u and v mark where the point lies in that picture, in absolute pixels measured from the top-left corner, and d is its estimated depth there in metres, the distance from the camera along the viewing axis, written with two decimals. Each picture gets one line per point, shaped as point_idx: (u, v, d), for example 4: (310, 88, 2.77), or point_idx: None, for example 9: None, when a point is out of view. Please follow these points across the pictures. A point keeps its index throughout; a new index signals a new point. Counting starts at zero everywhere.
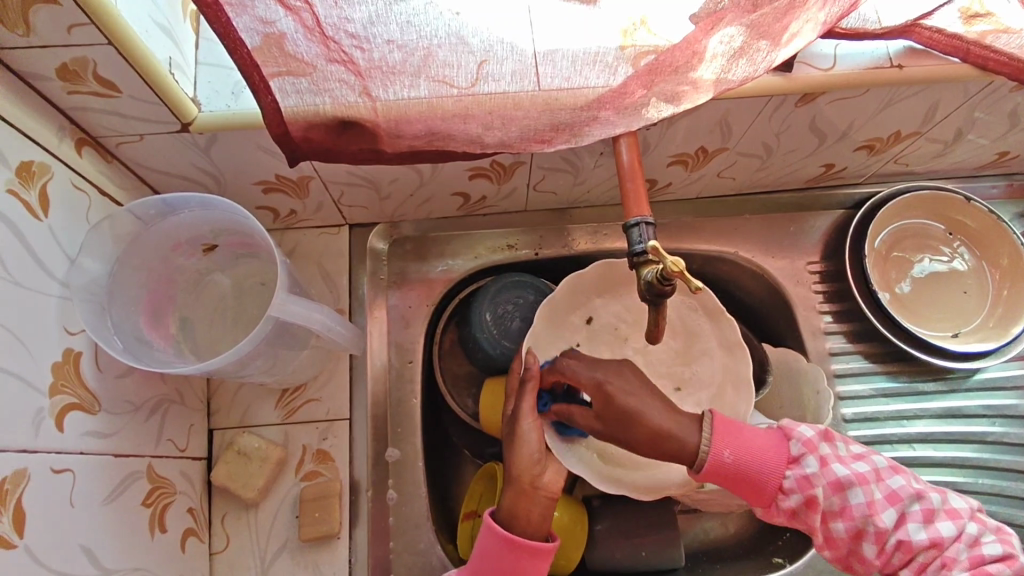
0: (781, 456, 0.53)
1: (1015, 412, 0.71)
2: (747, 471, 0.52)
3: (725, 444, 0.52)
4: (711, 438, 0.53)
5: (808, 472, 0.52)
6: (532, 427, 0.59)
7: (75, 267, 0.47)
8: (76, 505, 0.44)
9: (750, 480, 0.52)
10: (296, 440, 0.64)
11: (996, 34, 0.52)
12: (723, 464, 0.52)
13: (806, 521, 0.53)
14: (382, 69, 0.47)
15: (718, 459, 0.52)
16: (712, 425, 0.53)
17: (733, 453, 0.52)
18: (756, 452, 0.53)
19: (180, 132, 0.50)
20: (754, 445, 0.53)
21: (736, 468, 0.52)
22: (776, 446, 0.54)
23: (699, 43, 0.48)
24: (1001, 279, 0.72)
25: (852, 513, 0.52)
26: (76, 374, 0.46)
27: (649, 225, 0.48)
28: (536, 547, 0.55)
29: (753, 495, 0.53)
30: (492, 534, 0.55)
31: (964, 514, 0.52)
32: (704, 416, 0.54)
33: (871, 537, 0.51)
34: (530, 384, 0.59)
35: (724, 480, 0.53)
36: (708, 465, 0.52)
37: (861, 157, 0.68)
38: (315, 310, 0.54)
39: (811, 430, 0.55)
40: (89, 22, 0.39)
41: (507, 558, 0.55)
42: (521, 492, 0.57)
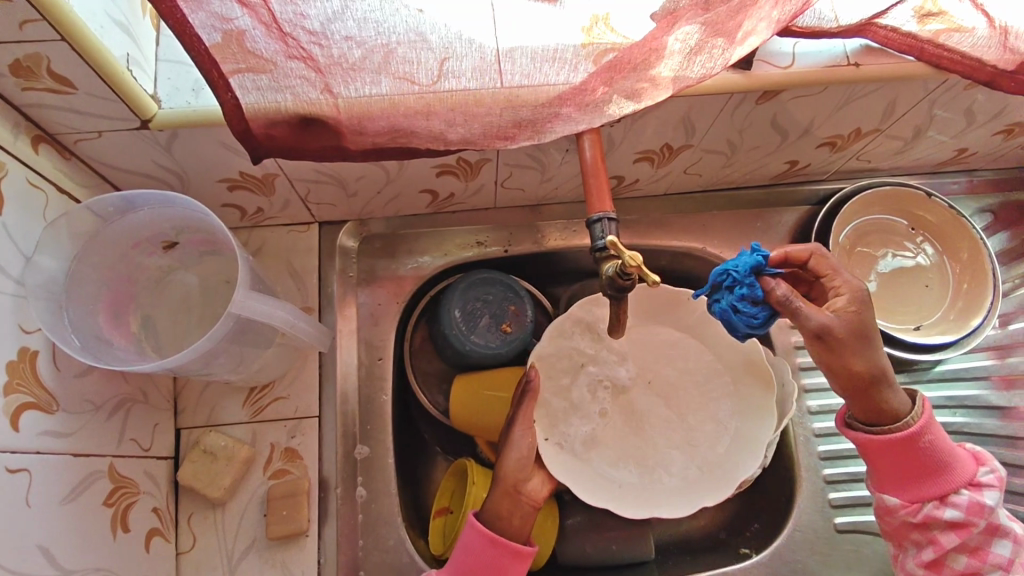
0: (969, 474, 0.56)
1: (974, 402, 0.73)
2: (942, 457, 0.56)
3: (929, 429, 0.56)
4: (918, 417, 0.55)
5: (985, 501, 0.55)
6: (523, 433, 0.62)
7: (30, 265, 0.47)
8: (33, 505, 0.44)
9: (885, 460, 0.56)
10: (264, 439, 0.64)
11: (948, 33, 0.53)
12: (908, 441, 0.55)
13: (898, 517, 0.57)
14: (343, 66, 0.47)
15: (917, 435, 0.55)
16: (925, 407, 0.56)
17: (930, 441, 0.55)
18: (945, 449, 0.56)
19: (140, 129, 0.50)
20: (950, 448, 0.56)
21: (919, 452, 0.56)
22: (968, 464, 0.57)
23: (658, 41, 0.49)
24: (961, 272, 0.74)
25: (983, 556, 0.55)
26: (32, 373, 0.46)
27: (612, 221, 0.48)
28: (517, 549, 0.57)
29: (899, 476, 0.56)
30: (477, 531, 0.57)
31: None
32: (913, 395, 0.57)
33: (967, 560, 0.55)
34: (526, 394, 0.62)
35: (886, 452, 0.56)
36: (894, 433, 0.55)
37: (824, 154, 0.70)
38: (278, 307, 0.54)
39: (1001, 471, 0.58)
40: (41, 18, 0.39)
41: (490, 556, 0.57)
42: (505, 492, 0.59)
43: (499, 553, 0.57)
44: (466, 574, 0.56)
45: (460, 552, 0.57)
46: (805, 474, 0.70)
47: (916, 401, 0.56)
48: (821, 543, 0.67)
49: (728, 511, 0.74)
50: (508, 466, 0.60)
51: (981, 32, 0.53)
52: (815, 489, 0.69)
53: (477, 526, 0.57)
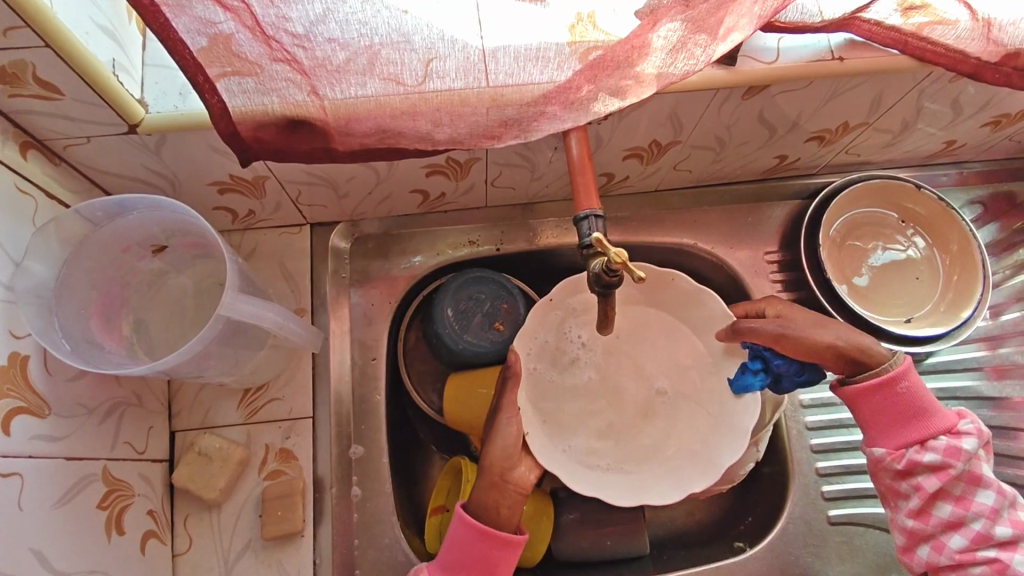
0: (950, 421, 0.57)
1: (967, 393, 0.73)
2: (920, 403, 0.58)
3: (906, 375, 0.59)
4: (895, 366, 0.59)
5: (965, 447, 0.56)
6: (511, 421, 0.60)
7: (20, 270, 0.47)
8: (25, 509, 0.44)
9: (865, 406, 0.59)
10: (259, 440, 0.64)
11: (932, 26, 0.53)
12: (885, 387, 0.58)
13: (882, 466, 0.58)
14: (327, 68, 0.47)
15: (893, 379, 0.58)
16: (902, 357, 0.59)
17: (906, 386, 0.58)
18: (924, 396, 0.58)
19: (129, 134, 0.50)
20: (929, 396, 0.58)
21: (897, 397, 0.58)
22: (949, 412, 0.58)
23: (640, 39, 0.49)
24: (951, 264, 0.74)
25: (968, 506, 0.55)
26: (23, 377, 0.46)
27: (598, 219, 0.48)
28: (509, 540, 0.56)
29: (881, 425, 0.59)
30: (463, 523, 0.56)
31: None
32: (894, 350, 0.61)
33: (951, 509, 0.56)
34: (510, 379, 0.61)
35: (866, 400, 0.59)
36: (873, 379, 0.59)
37: (813, 148, 0.70)
38: (267, 308, 0.54)
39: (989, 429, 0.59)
40: (25, 25, 0.39)
41: (480, 548, 0.56)
42: (492, 484, 0.58)
43: (489, 545, 0.56)
44: (456, 569, 0.56)
45: (449, 548, 0.57)
46: (798, 467, 0.70)
47: (895, 354, 0.60)
48: (816, 536, 0.68)
49: (723, 505, 0.74)
50: (493, 453, 0.59)
51: (964, 24, 0.53)
52: (809, 482, 0.70)
53: (465, 519, 0.56)
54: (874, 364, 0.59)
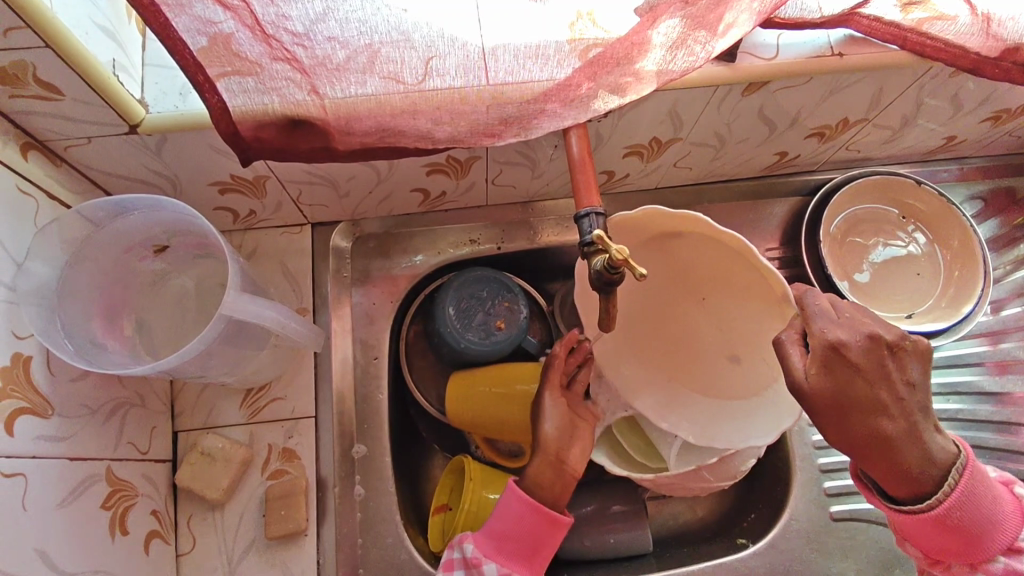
0: (1011, 539, 0.50)
1: (968, 389, 0.74)
2: (979, 531, 0.50)
3: (961, 505, 0.50)
4: (950, 493, 0.50)
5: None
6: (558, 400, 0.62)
7: (22, 271, 0.47)
8: (29, 509, 0.44)
9: (907, 529, 0.52)
10: (262, 439, 0.64)
11: (932, 21, 0.53)
12: (940, 520, 0.50)
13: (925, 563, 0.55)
14: (327, 67, 0.47)
15: (945, 514, 0.50)
16: (958, 480, 0.50)
17: (963, 517, 0.50)
18: (985, 521, 0.50)
19: (129, 134, 0.50)
20: (992, 520, 0.50)
21: (955, 531, 0.50)
22: (1012, 528, 0.51)
23: (639, 36, 0.49)
24: (952, 260, 0.74)
25: None
26: (26, 378, 0.46)
27: (599, 216, 0.48)
28: (557, 518, 0.58)
29: (938, 551, 0.52)
30: (517, 498, 0.58)
31: None
32: (954, 458, 0.50)
33: None
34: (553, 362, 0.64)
35: (918, 531, 0.51)
36: (925, 513, 0.50)
37: (813, 144, 0.70)
38: (269, 308, 0.54)
39: None
40: (25, 25, 0.39)
41: (529, 522, 0.58)
42: (548, 461, 0.60)
43: (538, 521, 0.58)
44: (505, 538, 0.58)
45: (499, 518, 0.59)
46: (800, 463, 0.70)
47: (952, 470, 0.50)
48: (818, 532, 0.68)
49: (726, 502, 0.74)
50: (545, 435, 0.61)
51: (964, 19, 0.53)
52: (811, 478, 0.70)
53: (520, 495, 0.58)
54: (926, 490, 0.50)
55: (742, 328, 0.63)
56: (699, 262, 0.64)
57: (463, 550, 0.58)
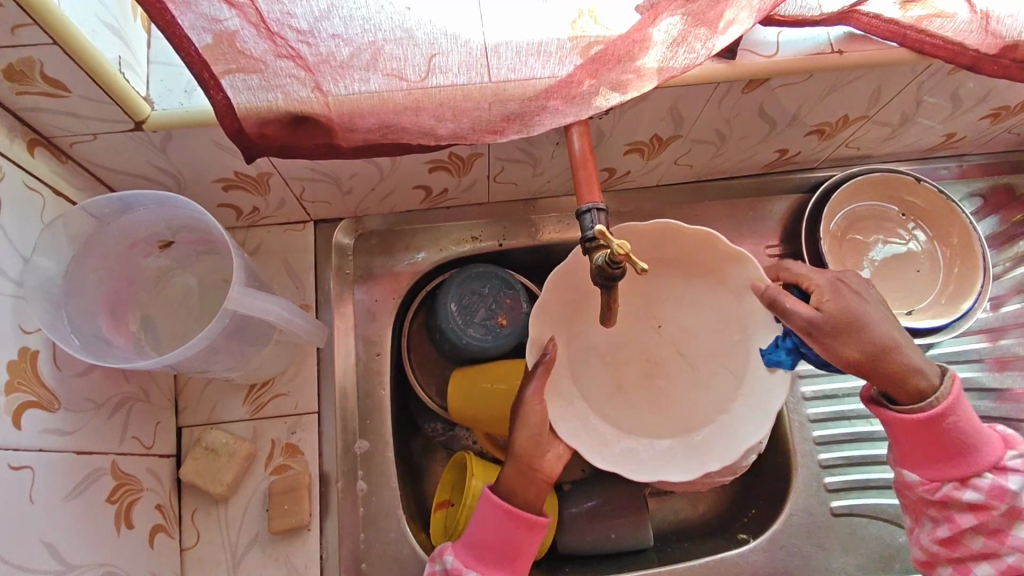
0: (994, 456, 0.55)
1: (967, 384, 0.74)
2: (967, 440, 0.54)
3: (955, 410, 0.54)
4: (948, 398, 0.54)
5: (1011, 486, 0.54)
6: (537, 410, 0.58)
7: (29, 266, 0.48)
8: (37, 501, 0.45)
9: (904, 437, 0.56)
10: (265, 435, 0.65)
11: (931, 18, 0.53)
12: (935, 424, 0.54)
13: (912, 488, 0.57)
14: (331, 64, 0.47)
15: (940, 417, 0.54)
16: (952, 388, 0.54)
17: (957, 422, 0.54)
18: (974, 432, 0.55)
19: (135, 131, 0.51)
20: (979, 432, 0.55)
21: (949, 435, 0.54)
22: (995, 447, 0.55)
23: (640, 33, 0.49)
24: (952, 257, 0.75)
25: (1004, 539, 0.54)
26: (33, 372, 0.47)
27: (601, 212, 0.48)
28: (533, 520, 0.58)
29: (931, 461, 0.55)
30: (491, 504, 0.58)
31: None
32: (943, 373, 0.55)
33: (983, 540, 0.55)
34: (541, 366, 0.58)
35: (910, 436, 0.55)
36: (922, 417, 0.54)
37: (813, 142, 0.70)
38: (273, 303, 0.55)
39: None
40: (33, 22, 0.39)
41: (505, 529, 0.57)
42: (520, 471, 0.58)
43: (514, 527, 0.57)
44: (483, 548, 0.57)
45: (475, 526, 0.58)
46: (800, 459, 0.70)
47: (943, 381, 0.55)
48: (818, 528, 0.68)
49: (726, 498, 0.75)
50: (521, 444, 0.58)
51: (963, 17, 0.54)
52: (811, 474, 0.70)
53: (494, 500, 0.58)
54: (922, 396, 0.54)
55: (700, 347, 0.63)
56: (661, 282, 0.64)
57: (444, 561, 0.58)
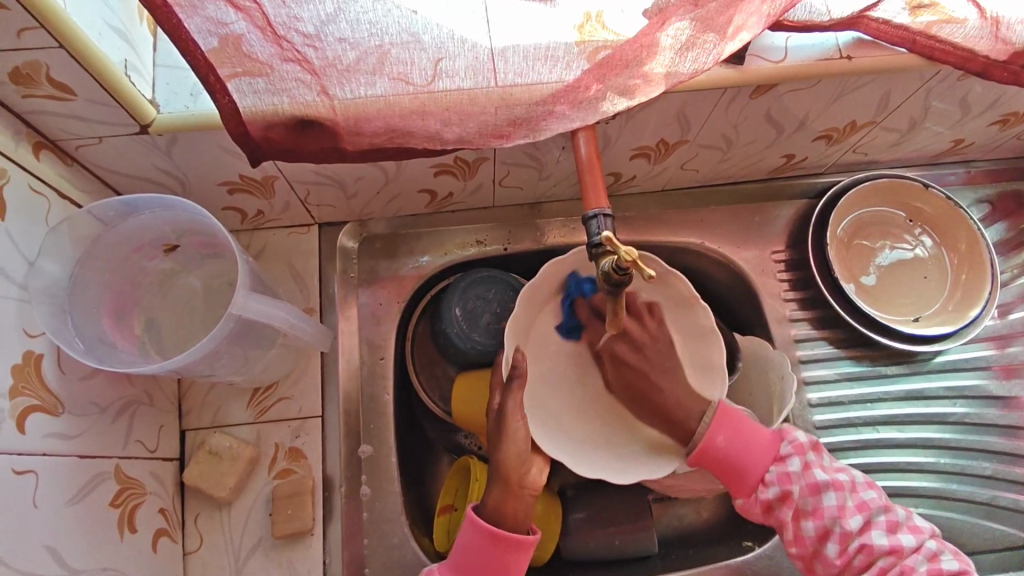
0: (770, 452, 0.57)
1: (974, 392, 0.73)
2: (742, 451, 0.56)
3: (721, 429, 0.57)
4: (709, 425, 0.57)
5: (791, 469, 0.56)
6: (522, 424, 0.58)
7: (34, 270, 0.48)
8: (40, 506, 0.45)
9: (739, 468, 0.56)
10: (269, 439, 0.65)
11: (941, 24, 0.53)
12: (716, 448, 0.56)
13: (779, 516, 0.56)
14: (337, 68, 0.47)
15: (710, 442, 0.56)
16: (714, 412, 0.57)
17: (726, 440, 0.56)
18: (746, 440, 0.57)
19: (141, 134, 0.51)
20: (747, 436, 0.57)
21: (728, 452, 0.56)
22: (769, 443, 0.57)
23: (649, 37, 0.49)
24: (959, 264, 0.74)
25: (823, 514, 0.55)
26: (37, 375, 0.47)
27: (608, 217, 0.48)
28: (520, 541, 0.55)
29: (734, 481, 0.56)
30: (476, 528, 0.55)
31: (925, 531, 0.56)
32: (709, 404, 0.58)
33: (812, 524, 0.55)
34: (516, 380, 0.58)
35: (711, 463, 0.57)
36: (701, 446, 0.56)
37: (820, 147, 0.70)
38: (277, 307, 0.55)
39: (804, 437, 0.59)
40: (39, 25, 0.39)
41: (490, 552, 0.55)
42: (508, 489, 0.57)
43: (503, 549, 0.55)
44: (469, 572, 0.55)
45: (462, 552, 0.56)
46: None
47: (708, 409, 0.58)
48: None
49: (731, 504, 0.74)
50: (509, 461, 0.58)
51: (972, 22, 0.53)
52: None
53: (478, 523, 0.55)
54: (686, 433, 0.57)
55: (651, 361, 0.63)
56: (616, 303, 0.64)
57: None
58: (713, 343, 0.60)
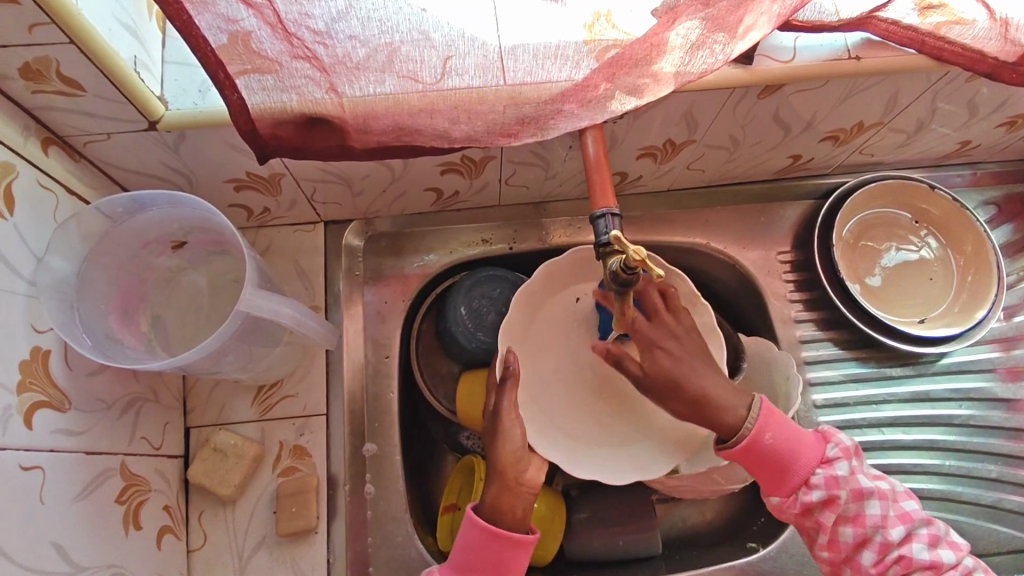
0: (817, 454, 0.55)
1: (980, 395, 0.73)
2: (789, 452, 0.55)
3: (768, 427, 0.55)
4: (756, 420, 0.55)
5: (840, 473, 0.55)
6: (516, 423, 0.58)
7: (42, 266, 0.47)
8: (47, 502, 0.45)
9: (784, 467, 0.55)
10: (273, 436, 0.65)
11: (950, 25, 0.53)
12: (762, 445, 0.54)
13: (818, 519, 0.55)
14: (347, 65, 0.47)
15: (757, 439, 0.54)
16: (759, 408, 0.55)
17: (773, 438, 0.55)
18: (793, 440, 0.55)
19: (149, 131, 0.51)
20: (794, 436, 0.55)
21: (774, 450, 0.55)
22: (814, 444, 0.56)
23: (659, 37, 0.49)
24: (965, 265, 0.74)
25: (866, 521, 0.54)
26: (45, 372, 0.47)
27: (616, 216, 0.48)
28: (518, 539, 0.55)
29: (776, 481, 0.55)
30: (475, 526, 0.55)
31: (961, 547, 0.56)
32: (751, 399, 0.56)
33: (852, 531, 0.54)
34: (508, 379, 0.58)
35: (753, 460, 0.55)
36: (747, 441, 0.54)
37: (827, 148, 0.70)
38: (285, 305, 0.55)
39: (847, 439, 0.58)
40: (50, 21, 0.39)
41: (489, 550, 0.55)
42: (505, 487, 0.57)
43: (501, 547, 0.55)
44: (467, 570, 0.55)
45: (460, 550, 0.56)
46: None
47: (751, 404, 0.56)
48: None
49: (735, 505, 0.74)
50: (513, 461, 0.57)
51: (982, 23, 0.53)
52: None
53: (476, 521, 0.55)
54: (731, 428, 0.55)
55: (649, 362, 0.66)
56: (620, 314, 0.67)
57: None
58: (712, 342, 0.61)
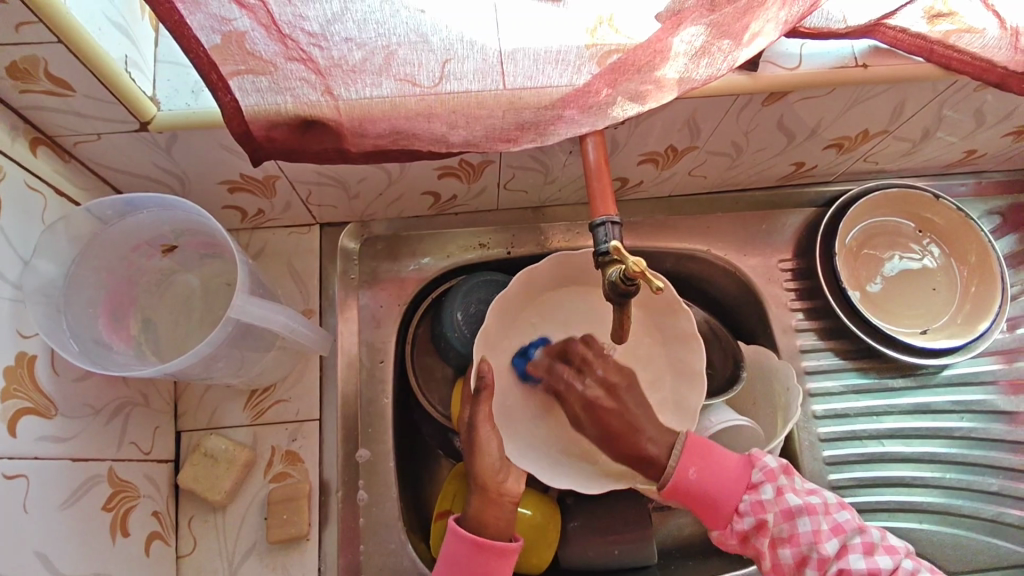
0: (741, 483, 0.55)
1: (981, 407, 0.72)
2: (714, 486, 0.55)
3: (692, 461, 0.55)
4: (677, 459, 0.55)
5: (764, 497, 0.54)
6: (493, 434, 0.59)
7: (28, 269, 0.47)
8: (31, 512, 0.44)
9: (710, 500, 0.55)
10: (265, 441, 0.64)
11: (959, 34, 0.52)
12: (686, 482, 0.55)
13: (756, 546, 0.54)
14: (342, 68, 0.46)
15: (681, 479, 0.55)
16: (682, 445, 0.56)
17: (697, 473, 0.55)
18: (718, 474, 0.55)
19: (140, 131, 0.49)
20: (719, 469, 0.55)
21: (699, 486, 0.55)
22: (739, 473, 0.56)
23: (662, 42, 0.48)
24: (969, 276, 0.73)
25: (799, 540, 0.53)
26: (30, 378, 0.46)
27: (615, 225, 0.47)
28: (501, 548, 0.54)
29: (708, 516, 0.55)
30: (458, 538, 0.55)
31: (901, 550, 0.54)
32: (676, 442, 0.56)
33: (789, 551, 0.53)
34: (484, 392, 0.58)
35: (684, 499, 0.55)
36: (671, 482, 0.55)
37: (830, 156, 0.69)
38: (277, 312, 0.54)
39: (775, 460, 0.57)
40: (38, 20, 0.38)
41: (472, 561, 0.54)
42: (487, 500, 0.57)
43: (485, 558, 0.54)
44: None
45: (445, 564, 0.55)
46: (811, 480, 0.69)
47: (677, 440, 0.56)
48: None
49: None
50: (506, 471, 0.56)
51: (991, 33, 0.52)
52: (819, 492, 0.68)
53: (458, 533, 0.55)
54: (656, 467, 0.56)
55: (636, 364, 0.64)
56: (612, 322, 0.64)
57: None
58: (693, 346, 0.62)
